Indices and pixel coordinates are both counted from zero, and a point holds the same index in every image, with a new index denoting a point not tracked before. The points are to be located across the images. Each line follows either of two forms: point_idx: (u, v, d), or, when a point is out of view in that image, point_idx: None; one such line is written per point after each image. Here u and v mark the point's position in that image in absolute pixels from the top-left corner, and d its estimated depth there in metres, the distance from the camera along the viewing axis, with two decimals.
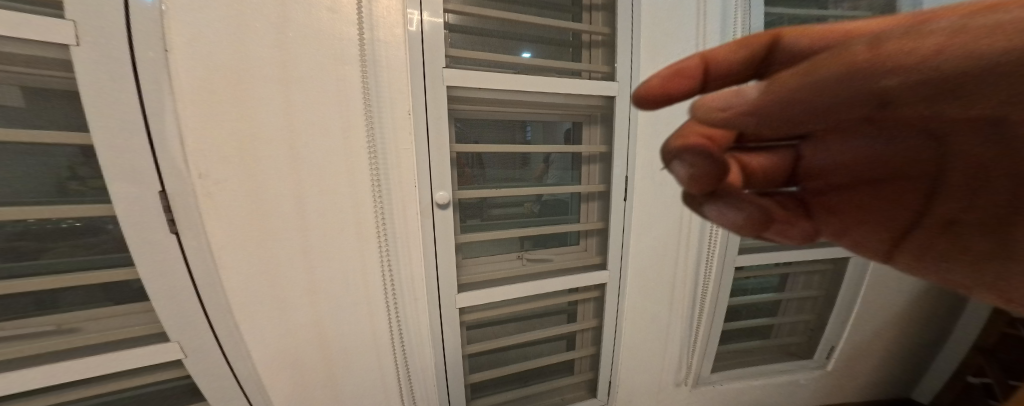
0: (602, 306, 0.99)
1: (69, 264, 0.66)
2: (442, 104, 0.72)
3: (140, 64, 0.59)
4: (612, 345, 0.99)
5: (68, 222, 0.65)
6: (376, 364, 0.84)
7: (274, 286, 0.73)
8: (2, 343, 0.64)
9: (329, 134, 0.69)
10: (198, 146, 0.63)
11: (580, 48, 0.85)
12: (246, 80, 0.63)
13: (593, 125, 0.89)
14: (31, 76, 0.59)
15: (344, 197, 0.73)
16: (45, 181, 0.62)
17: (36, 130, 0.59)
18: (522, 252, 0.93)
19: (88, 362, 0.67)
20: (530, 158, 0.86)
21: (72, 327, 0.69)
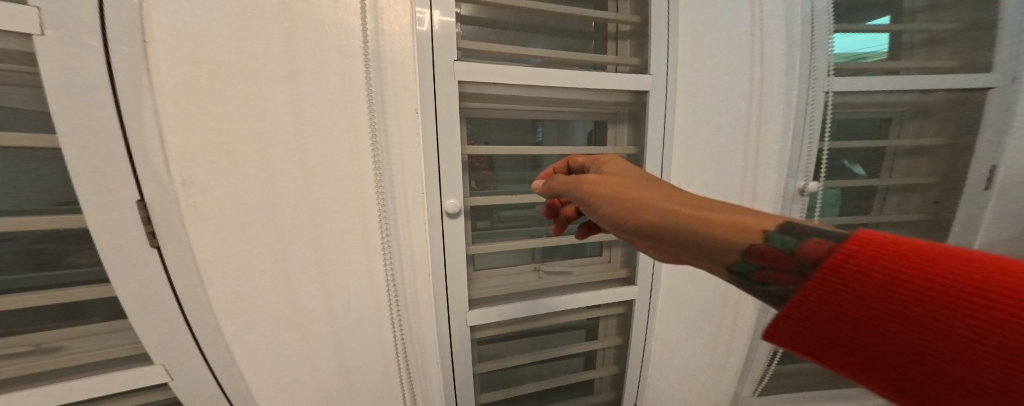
0: (626, 322, 0.93)
1: (37, 281, 0.59)
2: (454, 103, 0.66)
3: (117, 57, 0.52)
4: (640, 363, 0.94)
5: (35, 234, 0.58)
6: (381, 383, 0.78)
7: (267, 303, 0.67)
8: None
9: (328, 136, 0.63)
10: (181, 149, 0.57)
11: (604, 39, 0.79)
12: (236, 74, 0.57)
13: (618, 124, 0.84)
14: None
15: (344, 205, 0.66)
16: (12, 188, 0.55)
17: None
18: (538, 265, 0.88)
19: (49, 393, 0.58)
20: (540, 160, 0.80)
21: (53, 347, 0.62)
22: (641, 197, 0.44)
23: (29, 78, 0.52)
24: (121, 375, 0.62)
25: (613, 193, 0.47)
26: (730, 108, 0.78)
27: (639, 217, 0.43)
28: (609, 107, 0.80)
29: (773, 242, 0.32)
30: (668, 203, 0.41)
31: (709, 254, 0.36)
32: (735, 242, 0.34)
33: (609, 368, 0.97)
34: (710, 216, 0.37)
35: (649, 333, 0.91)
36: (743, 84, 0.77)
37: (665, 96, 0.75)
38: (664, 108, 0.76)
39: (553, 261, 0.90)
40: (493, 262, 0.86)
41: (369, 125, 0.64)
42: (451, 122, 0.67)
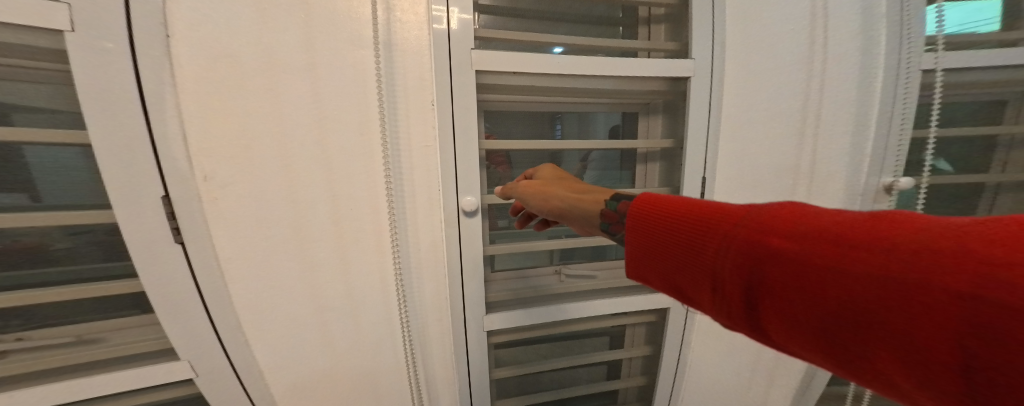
0: (655, 330, 0.89)
1: (70, 275, 0.61)
2: (472, 95, 0.63)
3: (141, 52, 0.52)
4: (671, 379, 0.87)
5: (63, 231, 0.59)
6: (397, 383, 0.77)
7: (285, 300, 0.66)
8: (31, 353, 0.61)
9: (344, 130, 0.62)
10: (203, 144, 0.57)
11: (636, 25, 0.74)
12: (252, 69, 0.56)
13: (652, 115, 0.78)
14: (18, 68, 0.52)
15: (360, 202, 0.65)
16: (43, 185, 0.56)
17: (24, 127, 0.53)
18: (559, 267, 0.84)
19: (89, 383, 0.61)
20: (559, 156, 0.75)
21: (91, 339, 0.64)
22: (546, 187, 0.54)
23: (56, 74, 0.53)
24: (150, 369, 0.63)
25: (532, 191, 0.55)
26: (777, 97, 0.71)
27: (545, 203, 0.53)
28: (639, 98, 0.75)
29: (610, 206, 0.43)
30: (562, 190, 0.52)
31: (585, 222, 0.48)
32: (595, 211, 0.46)
33: (635, 379, 0.92)
34: (583, 196, 0.49)
35: (683, 345, 0.85)
36: (793, 70, 0.70)
37: (709, 86, 0.69)
38: (705, 99, 0.69)
39: (576, 263, 0.85)
40: (511, 263, 0.82)
41: (380, 120, 0.62)
42: (468, 115, 0.63)
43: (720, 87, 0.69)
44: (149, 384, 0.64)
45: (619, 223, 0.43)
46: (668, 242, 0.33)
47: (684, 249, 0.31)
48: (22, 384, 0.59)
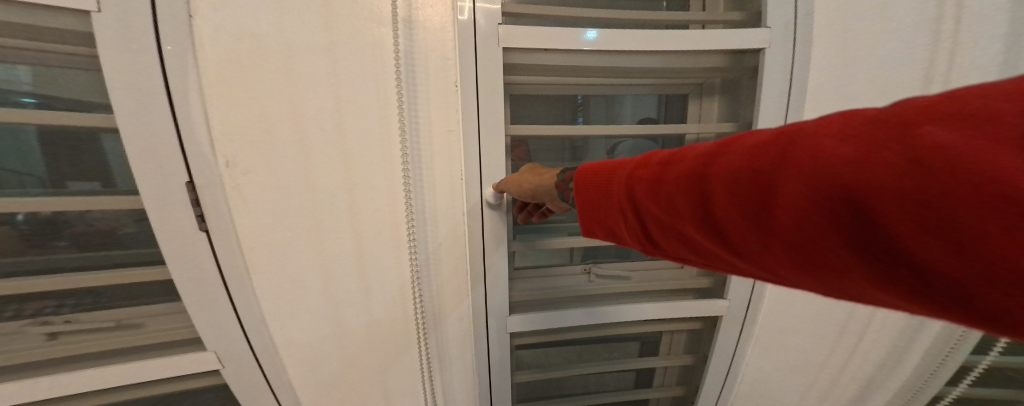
0: (699, 338, 0.85)
1: (103, 260, 0.61)
2: (498, 74, 0.59)
3: (164, 32, 0.50)
4: (719, 389, 0.83)
5: (96, 218, 0.58)
6: (414, 381, 0.76)
7: (308, 292, 0.65)
8: (81, 336, 0.64)
9: (366, 114, 0.59)
10: (226, 129, 0.54)
11: None
12: (272, 48, 0.53)
13: (708, 96, 0.71)
14: (50, 53, 0.50)
15: (379, 191, 0.63)
16: (77, 171, 0.56)
17: (58, 112, 0.52)
18: (590, 266, 0.79)
19: (132, 367, 0.63)
20: (580, 145, 0.69)
21: (131, 324, 0.66)
22: (519, 175, 0.58)
23: (85, 59, 0.51)
24: (184, 357, 0.64)
25: (512, 180, 0.58)
26: (858, 78, 0.61)
27: (519, 187, 0.57)
28: (692, 76, 0.68)
29: (560, 176, 0.51)
30: (530, 174, 0.57)
31: (550, 197, 0.53)
32: (551, 183, 0.52)
33: (671, 389, 0.90)
34: (545, 175, 0.55)
35: (735, 357, 0.79)
36: (902, 39, 0.59)
37: (793, 64, 0.60)
38: (777, 81, 0.60)
39: (608, 263, 0.80)
40: (533, 260, 0.78)
41: (398, 105, 0.59)
42: (495, 96, 0.59)
43: (783, 67, 0.60)
44: (184, 372, 0.65)
45: (567, 191, 0.49)
46: (591, 193, 0.42)
47: (599, 195, 0.40)
48: (71, 367, 0.62)
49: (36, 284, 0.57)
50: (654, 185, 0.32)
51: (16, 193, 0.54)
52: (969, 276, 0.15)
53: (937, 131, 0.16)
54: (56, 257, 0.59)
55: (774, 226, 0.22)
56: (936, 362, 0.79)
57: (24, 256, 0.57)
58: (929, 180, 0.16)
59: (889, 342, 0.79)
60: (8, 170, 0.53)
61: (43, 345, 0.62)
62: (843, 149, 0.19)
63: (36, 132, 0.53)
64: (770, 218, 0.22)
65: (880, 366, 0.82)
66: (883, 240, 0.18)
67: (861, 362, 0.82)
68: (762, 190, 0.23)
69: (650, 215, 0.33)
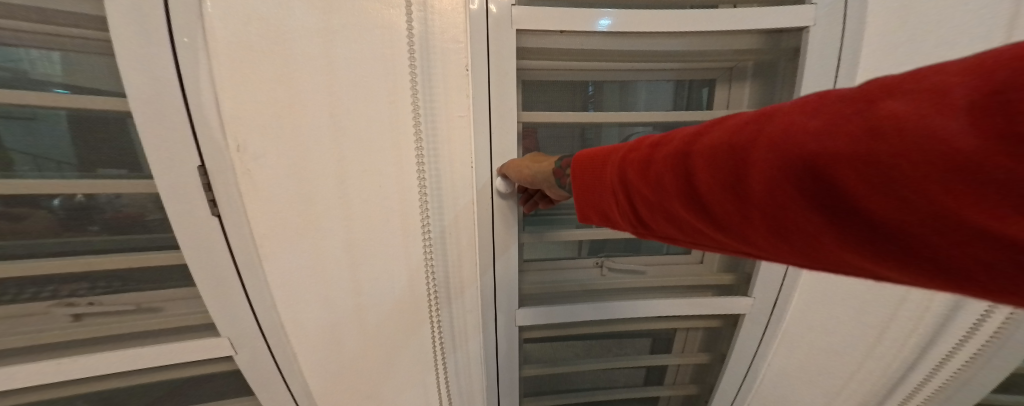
0: (715, 337, 0.83)
1: (120, 245, 0.61)
2: (510, 55, 0.57)
3: (173, 12, 0.48)
4: (735, 389, 0.81)
5: (114, 203, 0.58)
6: (423, 371, 0.77)
7: (318, 280, 0.65)
8: (104, 317, 0.65)
9: (376, 99, 0.58)
10: (236, 113, 0.53)
11: None
12: (282, 30, 0.52)
13: (734, 82, 0.68)
14: (73, 38, 0.50)
15: (389, 178, 0.62)
16: (94, 154, 0.55)
17: (80, 95, 0.52)
18: (602, 260, 0.77)
19: (152, 350, 0.65)
20: (590, 133, 0.67)
21: (151, 308, 0.67)
22: (519, 160, 0.58)
23: (103, 42, 0.51)
24: (200, 341, 0.65)
25: (513, 164, 0.58)
26: (908, 62, 0.56)
27: (518, 170, 0.56)
28: (720, 60, 0.65)
29: (558, 164, 0.51)
30: (529, 159, 0.57)
31: (548, 184, 0.53)
32: (548, 169, 0.52)
33: (683, 387, 0.89)
34: (543, 162, 0.55)
35: (753, 358, 0.77)
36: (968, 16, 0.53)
37: (834, 47, 0.56)
38: (815, 67, 0.57)
39: (621, 256, 0.77)
40: (541, 252, 0.76)
41: (411, 91, 0.58)
42: (506, 81, 0.57)
43: (820, 52, 0.57)
44: (200, 356, 0.66)
45: (564, 177, 0.50)
46: (588, 179, 0.42)
47: (593, 179, 0.41)
48: (96, 348, 0.64)
49: (68, 263, 0.59)
50: (645, 165, 0.33)
51: (54, 176, 0.55)
52: (925, 229, 0.17)
53: (893, 100, 0.18)
54: (85, 239, 0.60)
55: (749, 197, 0.23)
56: (971, 370, 0.74)
57: (41, 239, 0.58)
58: (887, 144, 0.17)
59: (919, 346, 0.75)
60: (34, 153, 0.54)
61: (68, 326, 0.64)
62: (812, 121, 0.20)
63: (65, 117, 0.53)
64: (747, 189, 0.24)
65: (908, 371, 0.79)
66: (848, 203, 0.19)
67: (884, 364, 0.79)
68: (740, 163, 0.24)
69: (639, 194, 0.34)
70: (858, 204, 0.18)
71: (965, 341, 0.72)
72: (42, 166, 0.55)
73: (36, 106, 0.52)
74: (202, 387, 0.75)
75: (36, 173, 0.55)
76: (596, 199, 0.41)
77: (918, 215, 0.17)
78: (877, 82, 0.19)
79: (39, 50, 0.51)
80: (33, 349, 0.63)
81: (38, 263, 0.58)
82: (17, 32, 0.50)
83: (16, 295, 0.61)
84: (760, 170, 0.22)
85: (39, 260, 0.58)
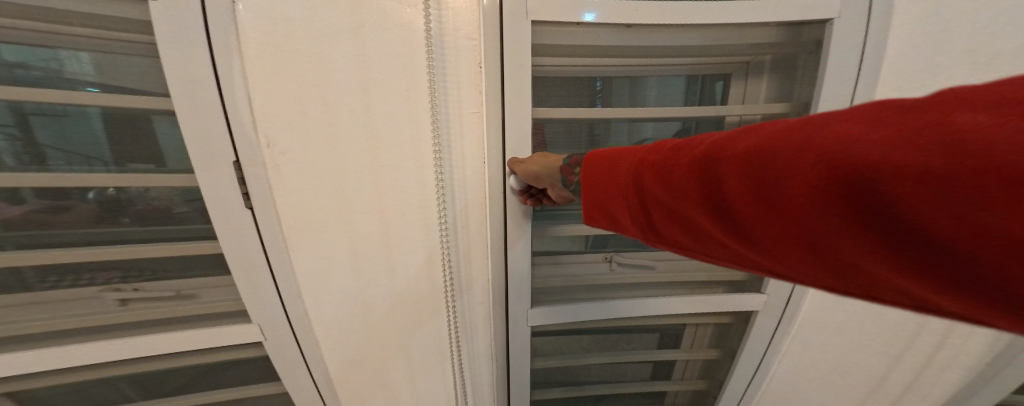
0: (725, 334, 0.82)
1: (163, 234, 0.67)
2: (522, 48, 0.57)
3: (210, 17, 0.51)
4: (744, 386, 0.81)
5: (155, 197, 0.63)
6: (435, 360, 0.81)
7: (338, 269, 0.69)
8: (149, 302, 0.71)
9: (395, 96, 0.60)
10: (266, 111, 0.56)
11: None
12: (307, 30, 0.54)
13: (752, 78, 0.66)
14: (112, 42, 0.54)
15: (407, 174, 0.64)
16: (138, 151, 0.60)
17: (124, 95, 0.56)
18: (610, 255, 0.77)
19: (192, 332, 0.71)
20: (598, 128, 0.67)
21: (187, 294, 0.72)
22: (526, 158, 0.60)
23: (146, 47, 0.55)
24: (233, 327, 0.70)
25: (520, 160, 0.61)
26: (941, 53, 0.53)
27: (523, 167, 0.58)
28: (740, 55, 0.63)
29: (565, 161, 0.54)
30: (536, 157, 0.59)
31: (551, 182, 0.56)
32: (552, 166, 0.55)
33: (692, 383, 0.90)
34: (550, 159, 0.57)
35: (766, 355, 0.76)
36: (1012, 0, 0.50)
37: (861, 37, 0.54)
38: (839, 59, 0.56)
39: (629, 251, 0.77)
40: (548, 246, 0.76)
41: (429, 88, 0.60)
42: (519, 74, 0.59)
43: (841, 45, 0.55)
44: (233, 340, 0.72)
45: (572, 175, 0.52)
46: (596, 178, 0.46)
47: (615, 177, 0.43)
48: (146, 329, 0.71)
49: (114, 251, 0.64)
50: (674, 167, 0.34)
51: (85, 170, 0.60)
52: (971, 245, 0.17)
53: (962, 115, 0.18)
54: (121, 230, 0.65)
55: (763, 201, 0.26)
56: (998, 375, 0.72)
57: (95, 230, 0.64)
58: (944, 160, 0.17)
59: (948, 351, 0.72)
60: (84, 154, 0.59)
61: (115, 309, 0.70)
62: (866, 131, 0.21)
63: (100, 115, 0.57)
64: (761, 193, 0.26)
65: (934, 375, 0.76)
66: (894, 215, 0.19)
67: (912, 370, 0.76)
68: (757, 168, 0.26)
69: (656, 195, 0.36)
70: (904, 216, 0.19)
71: (993, 344, 0.69)
72: (73, 161, 0.59)
73: (68, 104, 0.56)
74: (235, 370, 0.80)
75: (68, 168, 0.59)
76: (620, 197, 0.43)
77: (969, 234, 0.17)
78: (945, 93, 0.19)
79: (68, 50, 0.54)
80: (82, 331, 0.69)
81: (82, 251, 0.63)
82: (48, 35, 0.53)
83: (70, 280, 0.67)
84: (776, 176, 0.25)
85: (78, 248, 0.64)
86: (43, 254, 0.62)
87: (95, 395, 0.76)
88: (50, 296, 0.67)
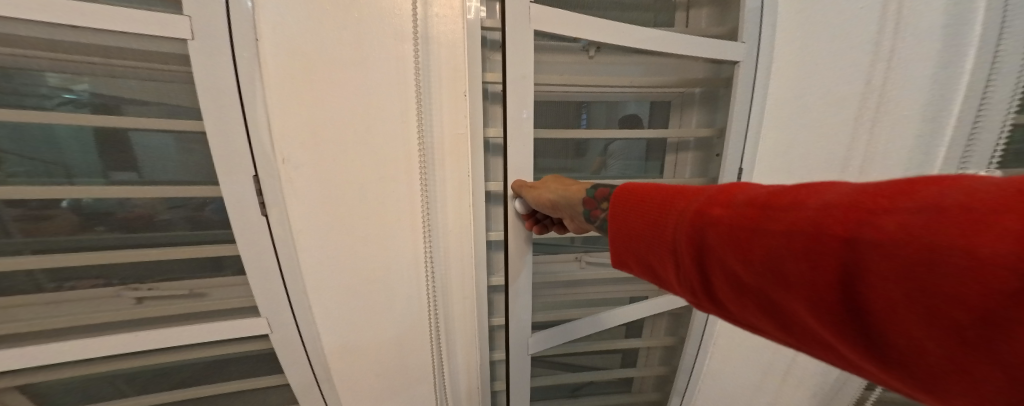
0: (677, 322, 1.00)
1: (178, 239, 0.74)
2: (525, 59, 0.60)
3: (240, 55, 0.60)
4: (691, 361, 0.99)
5: (170, 205, 0.71)
6: (425, 350, 0.89)
7: (339, 269, 0.76)
8: (163, 300, 0.78)
9: (390, 118, 0.69)
10: (283, 132, 0.65)
11: (674, 10, 0.75)
12: (318, 62, 0.62)
13: (688, 106, 0.83)
14: (142, 70, 0.62)
15: (401, 185, 0.74)
16: (159, 165, 0.68)
17: (147, 118, 0.64)
18: (580, 255, 0.87)
19: (206, 326, 0.78)
20: (581, 147, 0.75)
21: (200, 293, 0.80)
22: (540, 185, 0.59)
23: (176, 75, 0.63)
24: (243, 321, 0.78)
25: (536, 187, 0.60)
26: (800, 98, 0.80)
27: (539, 195, 0.58)
28: (670, 87, 0.79)
29: (589, 193, 0.51)
30: (552, 185, 0.58)
31: (570, 213, 0.55)
32: (576, 199, 0.54)
33: (652, 368, 1.03)
34: (568, 188, 0.56)
35: (705, 334, 0.98)
36: (839, 69, 0.77)
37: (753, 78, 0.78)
38: (745, 87, 0.78)
39: (597, 251, 0.88)
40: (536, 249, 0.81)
41: (418, 111, 0.70)
42: (524, 83, 0.60)
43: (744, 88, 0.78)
44: (244, 333, 0.79)
45: (597, 209, 0.49)
46: (627, 216, 0.40)
47: (668, 226, 0.34)
48: (162, 325, 0.77)
49: (150, 253, 0.73)
50: (776, 235, 0.25)
51: (41, 180, 0.64)
52: None
53: None
54: (94, 237, 0.70)
55: (880, 296, 0.20)
56: None
57: (105, 236, 0.70)
58: None
59: None
60: (57, 161, 0.63)
61: (133, 307, 0.76)
62: None
63: (98, 131, 0.63)
64: (879, 285, 0.20)
65: None
66: None
67: None
68: (884, 257, 0.20)
69: (712, 257, 0.29)
70: None
71: None
72: (32, 172, 0.63)
73: (35, 121, 0.61)
74: (238, 364, 0.87)
75: (27, 178, 0.63)
76: (676, 252, 0.33)
77: None
78: None
79: (47, 70, 0.59)
80: (106, 327, 0.75)
81: (104, 254, 0.71)
82: (56, 60, 0.59)
83: (99, 280, 0.74)
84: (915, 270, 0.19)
85: (99, 251, 0.71)
86: (80, 255, 0.70)
87: (95, 389, 0.80)
88: (70, 295, 0.74)
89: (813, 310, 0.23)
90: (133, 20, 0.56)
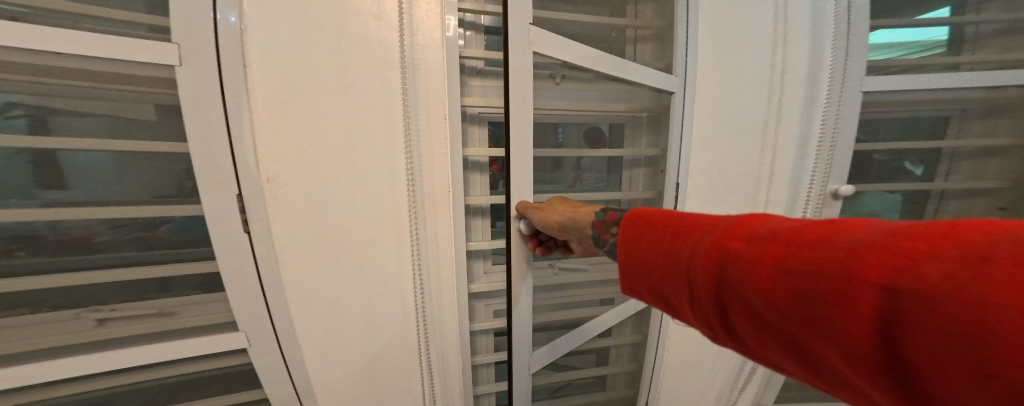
0: (642, 320, 1.08)
1: (144, 259, 0.72)
2: (526, 82, 0.64)
3: (228, 79, 0.63)
4: (654, 354, 1.08)
5: (141, 224, 0.70)
6: (406, 363, 0.89)
7: (323, 284, 0.77)
8: (127, 320, 0.74)
9: (373, 138, 0.73)
10: (269, 152, 0.67)
11: (625, 42, 0.85)
12: (306, 88, 0.66)
13: (637, 126, 0.91)
14: (120, 91, 0.64)
15: (383, 201, 0.77)
16: (132, 182, 0.67)
17: (121, 137, 0.65)
18: (553, 261, 0.92)
19: (177, 346, 0.76)
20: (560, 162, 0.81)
21: (170, 311, 0.77)
22: (546, 207, 0.64)
23: (155, 96, 0.64)
24: (220, 337, 0.77)
25: (544, 209, 0.64)
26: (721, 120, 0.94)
27: (545, 216, 0.62)
28: (619, 111, 0.88)
29: (599, 217, 0.55)
30: (558, 207, 0.63)
31: (576, 235, 0.60)
32: (584, 222, 0.58)
33: (623, 365, 1.09)
34: (574, 211, 0.61)
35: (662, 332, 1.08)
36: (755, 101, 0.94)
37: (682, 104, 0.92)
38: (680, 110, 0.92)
39: (567, 259, 0.93)
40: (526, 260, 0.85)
41: (403, 132, 0.74)
42: (524, 104, 0.64)
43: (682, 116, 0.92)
44: (220, 349, 0.78)
45: (606, 234, 0.53)
46: (642, 241, 0.42)
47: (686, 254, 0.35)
48: (122, 347, 0.73)
49: (113, 273, 0.70)
50: (805, 273, 0.25)
51: None
52: None
53: None
54: (22, 261, 0.65)
55: (919, 350, 0.20)
56: None
57: (41, 259, 0.66)
58: None
59: None
60: None
61: (94, 329, 0.72)
62: None
63: (56, 151, 0.62)
64: (917, 337, 0.20)
65: None
66: None
67: None
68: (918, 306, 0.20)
69: (734, 292, 0.29)
70: None
71: None
72: None
73: None
74: (209, 385, 0.84)
75: None
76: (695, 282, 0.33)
77: None
78: None
79: None
80: (57, 353, 0.70)
81: (62, 276, 0.67)
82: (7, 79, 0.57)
83: (50, 303, 0.69)
84: (953, 325, 0.19)
85: (53, 274, 0.67)
86: (18, 281, 0.65)
87: None
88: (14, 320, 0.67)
89: (844, 356, 0.23)
90: (121, 46, 0.59)
